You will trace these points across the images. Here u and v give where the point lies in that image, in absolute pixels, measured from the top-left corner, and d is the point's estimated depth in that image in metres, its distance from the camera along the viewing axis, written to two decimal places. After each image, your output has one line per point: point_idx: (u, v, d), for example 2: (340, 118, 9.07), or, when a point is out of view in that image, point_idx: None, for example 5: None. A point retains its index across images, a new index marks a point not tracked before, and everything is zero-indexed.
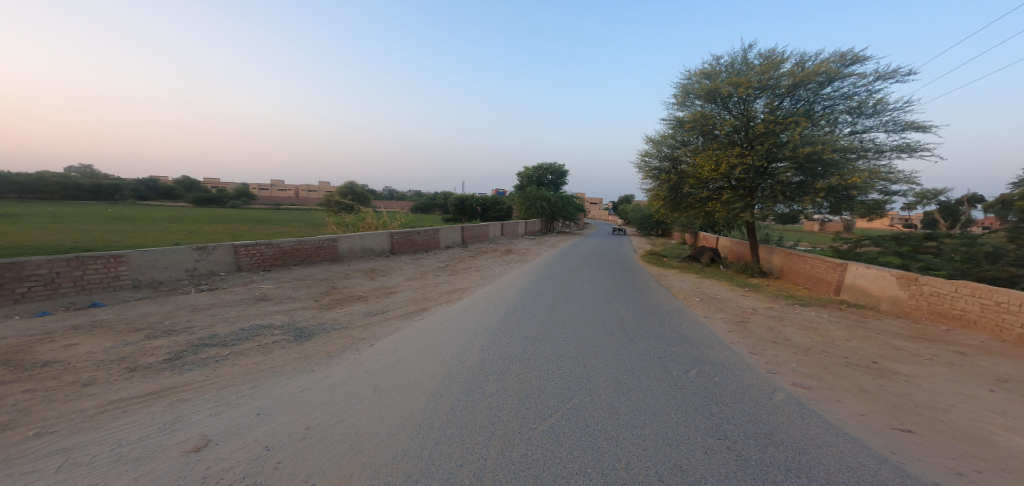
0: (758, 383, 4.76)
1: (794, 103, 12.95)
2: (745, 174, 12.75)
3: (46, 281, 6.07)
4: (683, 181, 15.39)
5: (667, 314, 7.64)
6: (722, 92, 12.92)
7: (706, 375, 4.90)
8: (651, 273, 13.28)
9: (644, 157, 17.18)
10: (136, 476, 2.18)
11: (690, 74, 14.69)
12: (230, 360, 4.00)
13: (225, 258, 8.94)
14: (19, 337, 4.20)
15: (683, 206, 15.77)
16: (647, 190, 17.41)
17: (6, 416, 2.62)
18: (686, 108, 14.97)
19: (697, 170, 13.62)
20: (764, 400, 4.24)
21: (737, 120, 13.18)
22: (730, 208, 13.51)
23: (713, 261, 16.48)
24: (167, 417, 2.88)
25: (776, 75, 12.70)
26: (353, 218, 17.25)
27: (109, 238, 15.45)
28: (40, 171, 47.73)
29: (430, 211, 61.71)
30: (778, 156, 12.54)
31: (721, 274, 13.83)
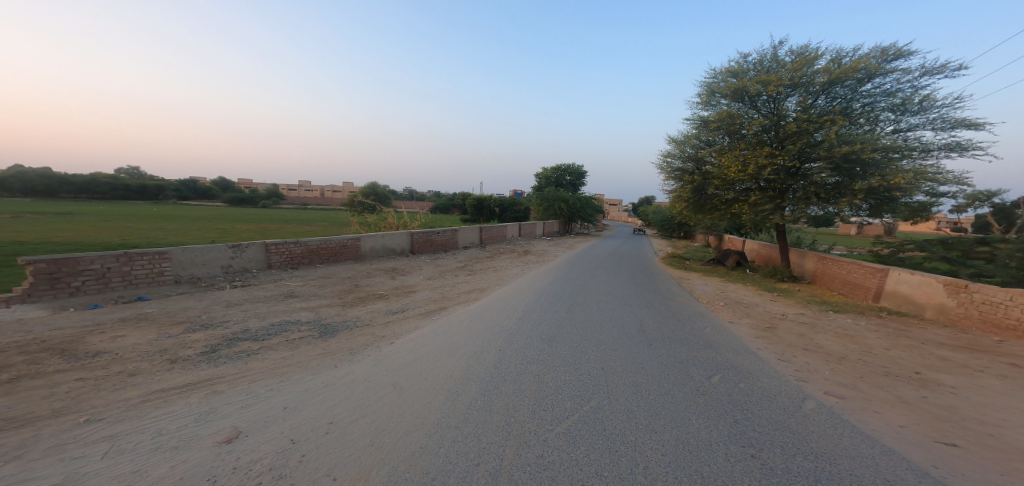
0: (787, 391, 4.57)
1: (830, 101, 12.22)
2: (775, 175, 12.16)
3: (98, 276, 6.56)
4: (708, 182, 14.87)
5: (690, 318, 7.43)
6: (750, 91, 12.39)
7: (730, 382, 4.75)
8: (673, 276, 12.93)
9: (666, 157, 16.74)
10: (173, 465, 2.34)
11: (716, 72, 14.16)
12: (260, 355, 4.21)
13: (257, 256, 9.39)
14: (74, 328, 4.58)
15: (707, 208, 15.24)
16: (670, 191, 16.94)
17: (61, 403, 2.87)
18: (711, 108, 14.43)
19: (723, 171, 13.11)
20: (793, 408, 4.08)
21: (767, 120, 12.58)
22: (759, 210, 12.93)
23: (739, 265, 15.92)
24: (202, 407, 3.07)
25: (809, 72, 12.03)
26: (375, 218, 17.71)
27: (154, 236, 16.42)
28: (94, 174, 51.74)
29: (449, 212, 62.52)
30: (812, 156, 11.88)
31: (748, 278, 13.29)
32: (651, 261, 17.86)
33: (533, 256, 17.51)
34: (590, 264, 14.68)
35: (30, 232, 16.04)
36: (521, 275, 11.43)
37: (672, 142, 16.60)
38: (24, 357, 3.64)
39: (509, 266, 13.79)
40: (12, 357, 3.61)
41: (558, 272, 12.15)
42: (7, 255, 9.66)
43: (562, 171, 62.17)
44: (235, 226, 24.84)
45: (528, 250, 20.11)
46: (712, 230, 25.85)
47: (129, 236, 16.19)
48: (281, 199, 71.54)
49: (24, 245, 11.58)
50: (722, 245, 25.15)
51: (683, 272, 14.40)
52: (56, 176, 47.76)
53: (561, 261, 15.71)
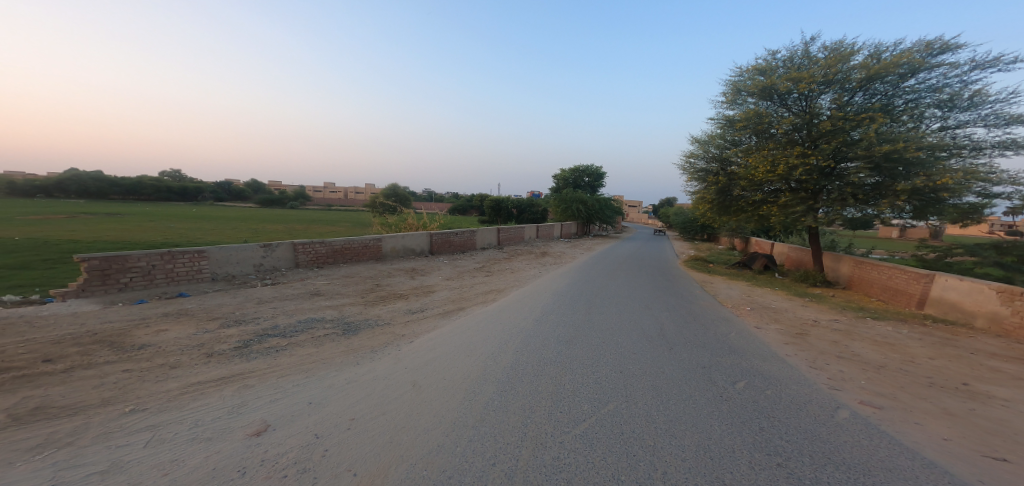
0: (817, 400, 4.37)
1: (868, 98, 11.46)
2: (807, 175, 11.54)
3: (144, 273, 7.04)
4: (734, 182, 14.30)
5: (714, 323, 7.21)
6: (780, 89, 11.84)
7: (756, 389, 4.58)
8: (697, 279, 12.55)
9: (689, 158, 16.28)
10: (207, 455, 2.51)
11: (742, 70, 13.62)
12: (287, 351, 4.41)
13: (286, 255, 9.81)
14: (122, 322, 4.95)
15: (733, 209, 14.68)
16: (694, 192, 16.43)
17: (110, 393, 3.12)
18: (737, 107, 13.89)
19: (751, 171, 12.56)
20: (823, 417, 3.90)
21: (799, 118, 11.97)
22: (789, 211, 12.33)
23: (768, 268, 15.22)
24: (234, 400, 3.25)
25: (844, 68, 11.35)
26: (396, 219, 18.14)
27: (192, 236, 17.39)
28: (140, 178, 55.57)
29: (466, 214, 63.16)
30: (849, 156, 11.19)
31: (778, 282, 12.72)
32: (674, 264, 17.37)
33: (551, 258, 17.38)
34: (610, 266, 14.48)
35: (84, 231, 17.22)
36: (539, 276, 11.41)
37: (696, 142, 16.10)
38: (78, 348, 3.97)
39: (527, 267, 13.80)
40: (68, 348, 3.94)
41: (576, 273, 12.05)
42: (64, 253, 10.47)
43: (581, 171, 60.97)
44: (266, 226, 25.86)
45: (546, 252, 20.00)
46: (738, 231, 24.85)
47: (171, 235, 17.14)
48: (308, 200, 74.33)
49: (79, 244, 12.53)
50: (749, 248, 24.14)
51: (708, 275, 13.91)
52: (104, 180, 51.69)
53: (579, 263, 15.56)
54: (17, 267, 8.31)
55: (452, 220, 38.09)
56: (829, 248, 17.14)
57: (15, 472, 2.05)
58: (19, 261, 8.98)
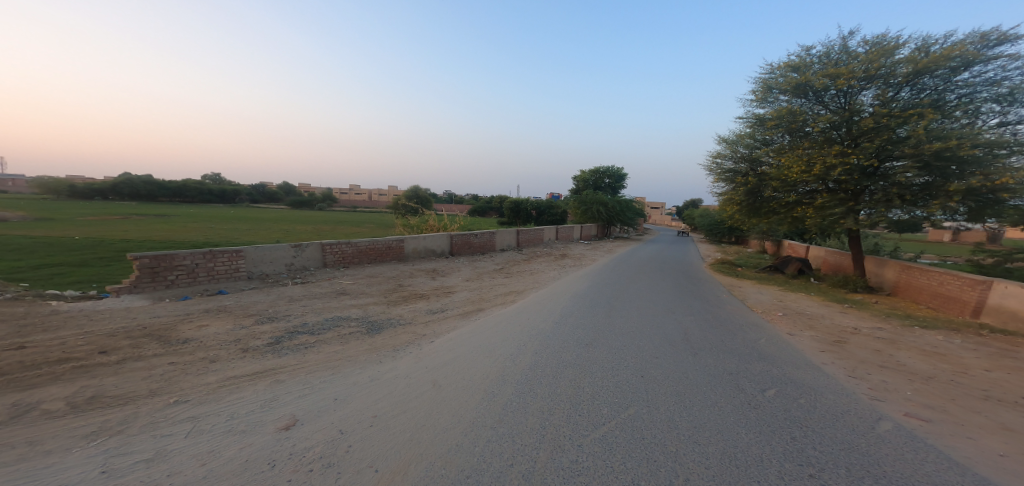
0: (856, 410, 4.11)
1: (916, 93, 10.59)
2: (846, 176, 10.82)
3: (188, 270, 7.55)
4: (766, 183, 13.65)
5: (742, 328, 6.93)
6: (815, 86, 11.23)
7: (788, 396, 4.39)
8: (724, 283, 12.07)
9: (716, 159, 15.73)
10: (241, 447, 2.68)
11: (774, 67, 13.04)
12: (316, 348, 4.62)
13: (315, 256, 10.23)
14: (169, 317, 5.35)
15: (764, 212, 13.99)
16: (721, 193, 15.82)
17: (158, 384, 3.38)
18: (767, 105, 13.34)
19: (784, 171, 11.93)
20: (863, 429, 3.67)
21: (837, 116, 11.26)
22: (825, 214, 11.58)
23: (802, 273, 14.43)
24: (267, 395, 3.45)
25: (888, 63, 10.59)
26: (417, 221, 18.54)
27: (230, 236, 18.44)
28: (185, 182, 59.54)
29: (486, 215, 63.47)
30: (894, 154, 10.40)
31: (814, 287, 12.01)
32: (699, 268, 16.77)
33: (571, 260, 17.23)
34: (633, 268, 14.18)
35: (134, 231, 18.57)
36: (559, 278, 11.36)
37: (723, 142, 15.54)
38: (130, 341, 4.33)
39: (547, 269, 13.74)
40: (121, 341, 4.30)
41: (597, 276, 11.89)
42: (118, 252, 11.36)
43: (602, 172, 59.85)
44: (296, 227, 26.99)
45: (566, 254, 19.81)
46: (768, 235, 23.69)
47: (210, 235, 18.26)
48: (335, 202, 77.04)
49: (130, 243, 13.55)
50: (782, 252, 22.97)
51: (736, 279, 13.34)
52: (153, 183, 55.77)
53: (600, 265, 15.35)
54: (78, 264, 9.10)
55: (472, 221, 38.45)
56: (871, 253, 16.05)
57: (75, 455, 2.25)
58: (79, 259, 9.82)
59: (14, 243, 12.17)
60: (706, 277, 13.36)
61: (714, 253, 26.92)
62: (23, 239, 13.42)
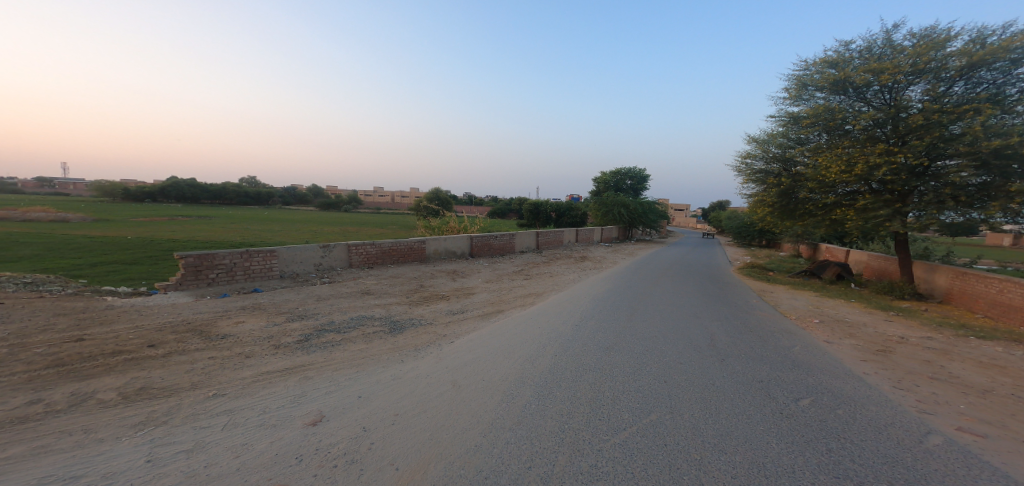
0: (902, 423, 3.82)
1: (970, 88, 9.86)
2: (893, 175, 10.05)
3: (227, 269, 8.03)
4: (801, 184, 12.89)
5: (774, 335, 6.61)
6: (857, 81, 10.56)
7: (823, 407, 4.14)
8: (755, 288, 11.53)
9: (744, 159, 15.02)
10: (272, 441, 2.83)
11: (809, 63, 12.40)
12: (341, 346, 4.81)
13: (342, 256, 10.62)
14: (210, 313, 5.72)
15: (798, 214, 13.21)
16: (750, 195, 15.07)
17: (199, 378, 3.63)
18: (802, 103, 12.67)
19: (821, 171, 11.19)
20: (910, 442, 3.40)
21: (881, 112, 10.53)
22: (868, 217, 10.76)
23: (841, 278, 13.55)
24: (296, 390, 3.63)
25: (939, 56, 9.89)
26: (438, 223, 18.86)
27: (263, 236, 19.40)
28: (225, 184, 63.22)
29: (506, 217, 63.63)
30: (947, 153, 9.60)
31: (855, 294, 11.25)
32: (727, 272, 16.08)
33: (592, 262, 16.96)
34: (657, 271, 13.80)
35: (178, 232, 19.87)
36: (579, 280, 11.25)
37: (753, 142, 14.80)
38: (176, 336, 4.67)
39: (567, 271, 13.62)
40: (167, 336, 4.64)
41: (619, 279, 11.68)
42: (164, 251, 12.20)
43: (624, 174, 58.68)
44: (322, 228, 28.12)
45: (587, 256, 19.55)
46: (803, 239, 22.44)
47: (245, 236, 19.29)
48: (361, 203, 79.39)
49: (174, 243, 14.53)
50: (818, 255, 21.68)
51: (767, 284, 12.70)
52: (196, 185, 59.58)
53: (622, 268, 15.05)
54: (129, 263, 9.85)
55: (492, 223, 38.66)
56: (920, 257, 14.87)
57: (125, 444, 2.46)
58: (131, 258, 10.62)
59: (75, 243, 13.30)
60: (735, 281, 12.81)
61: (742, 257, 25.82)
62: (82, 239, 14.63)
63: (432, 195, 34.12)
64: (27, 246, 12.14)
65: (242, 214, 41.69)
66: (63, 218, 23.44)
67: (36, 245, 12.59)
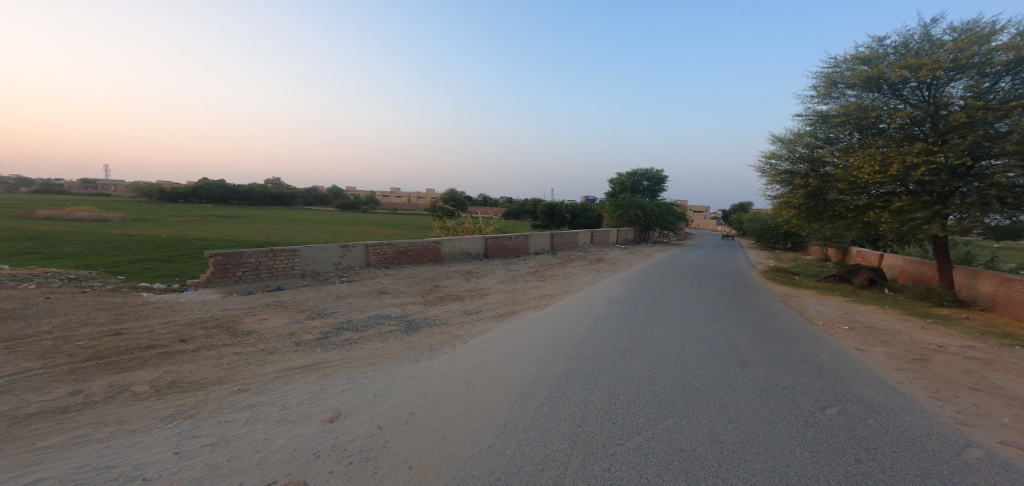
0: (938, 434, 3.60)
1: (1019, 83, 9.23)
2: (932, 176, 9.46)
3: (253, 267, 8.36)
4: (830, 185, 12.31)
5: (800, 341, 6.35)
6: (892, 78, 10.04)
7: (852, 415, 3.94)
8: (779, 292, 11.10)
9: (769, 159, 14.49)
10: (291, 437, 2.93)
11: (839, 60, 11.88)
12: (358, 344, 4.93)
13: (360, 256, 10.87)
14: (236, 310, 5.97)
15: (827, 216, 12.63)
16: (775, 196, 14.52)
17: (225, 372, 3.80)
18: (831, 101, 12.14)
19: (852, 172, 10.65)
20: (947, 454, 3.20)
21: (919, 109, 9.96)
22: (905, 220, 10.16)
23: (874, 283, 12.89)
24: (315, 387, 3.74)
25: (984, 50, 9.31)
26: (453, 224, 19.04)
27: (286, 236, 20.08)
28: (251, 185, 65.74)
29: (520, 218, 63.68)
30: (992, 152, 8.99)
31: (888, 300, 10.66)
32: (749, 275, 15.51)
33: (607, 264, 16.75)
34: (675, 274, 13.49)
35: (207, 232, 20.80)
36: (595, 282, 11.13)
37: (778, 141, 14.28)
38: (204, 331, 4.90)
39: (582, 273, 13.51)
40: (197, 331, 4.88)
41: (635, 281, 11.48)
42: (195, 249, 12.80)
43: (640, 175, 57.73)
44: (340, 228, 28.98)
45: (603, 258, 19.30)
46: (830, 241, 21.48)
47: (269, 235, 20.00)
48: (380, 204, 81.01)
49: (204, 242, 15.21)
50: (848, 259, 20.71)
51: (792, 289, 12.19)
52: (225, 186, 62.26)
53: (640, 270, 14.78)
54: (163, 261, 10.37)
55: (507, 224, 38.67)
56: (961, 263, 13.99)
57: (155, 436, 2.59)
58: (164, 256, 11.19)
59: (115, 241, 14.13)
60: (758, 285, 12.37)
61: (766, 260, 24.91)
62: (121, 237, 15.51)
63: (447, 196, 34.66)
64: (73, 244, 12.97)
65: (266, 214, 43.23)
66: (104, 218, 24.91)
67: (80, 242, 13.43)
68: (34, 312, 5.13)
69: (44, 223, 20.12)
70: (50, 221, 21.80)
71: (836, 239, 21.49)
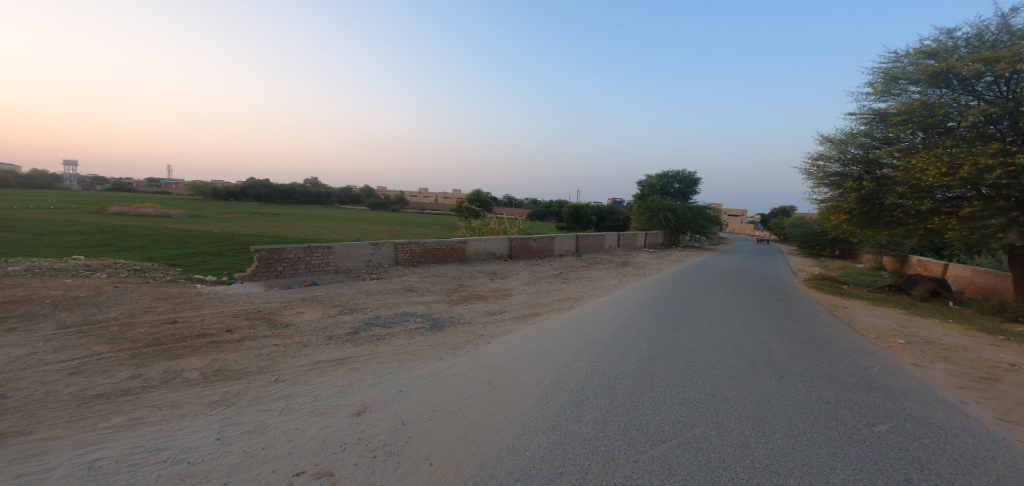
0: (1009, 458, 3.21)
1: None
2: (1011, 178, 8.38)
3: (292, 262, 8.87)
4: (887, 188, 11.26)
5: (846, 353, 5.89)
6: (963, 71, 9.05)
7: (905, 433, 3.60)
8: (825, 302, 10.32)
9: (817, 161, 13.49)
10: (321, 428, 3.10)
11: (901, 54, 10.90)
12: (386, 340, 5.11)
13: (390, 254, 11.23)
14: (276, 302, 6.37)
15: (883, 223, 11.54)
16: (822, 200, 13.49)
17: (265, 362, 4.07)
18: (891, 99, 11.16)
19: (915, 174, 9.62)
20: (1018, 480, 2.85)
21: (997, 105, 8.90)
22: (977, 227, 9.05)
23: (937, 294, 11.71)
24: (344, 380, 3.93)
25: None
26: (479, 225, 19.21)
27: (321, 233, 21.08)
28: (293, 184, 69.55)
29: (546, 219, 63.32)
30: None
31: (955, 313, 9.62)
32: (792, 283, 14.49)
33: (635, 268, 16.30)
34: (709, 280, 12.87)
35: (251, 228, 22.23)
36: (621, 286, 10.87)
37: (827, 142, 13.28)
38: (248, 322, 5.28)
39: (608, 276, 13.21)
40: (241, 321, 5.27)
41: (665, 286, 11.10)
42: (242, 244, 13.77)
43: (671, 177, 55.52)
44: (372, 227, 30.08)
45: (631, 262, 18.79)
46: (885, 249, 19.69)
47: (306, 232, 21.07)
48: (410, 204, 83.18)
49: (250, 237, 16.29)
50: (906, 269, 18.91)
51: (840, 299, 11.28)
52: (270, 185, 66.36)
53: (670, 275, 14.24)
54: (213, 255, 11.21)
55: (534, 225, 38.48)
56: None
57: (201, 420, 2.83)
58: (213, 250, 12.07)
59: (174, 236, 15.44)
60: (802, 294, 11.57)
61: (810, 268, 23.19)
62: (179, 232, 16.93)
63: (474, 196, 35.05)
64: (138, 237, 14.30)
65: (305, 212, 45.56)
66: (165, 214, 27.25)
67: (145, 236, 14.80)
68: (106, 300, 5.72)
69: (115, 219, 22.30)
70: (120, 217, 24.15)
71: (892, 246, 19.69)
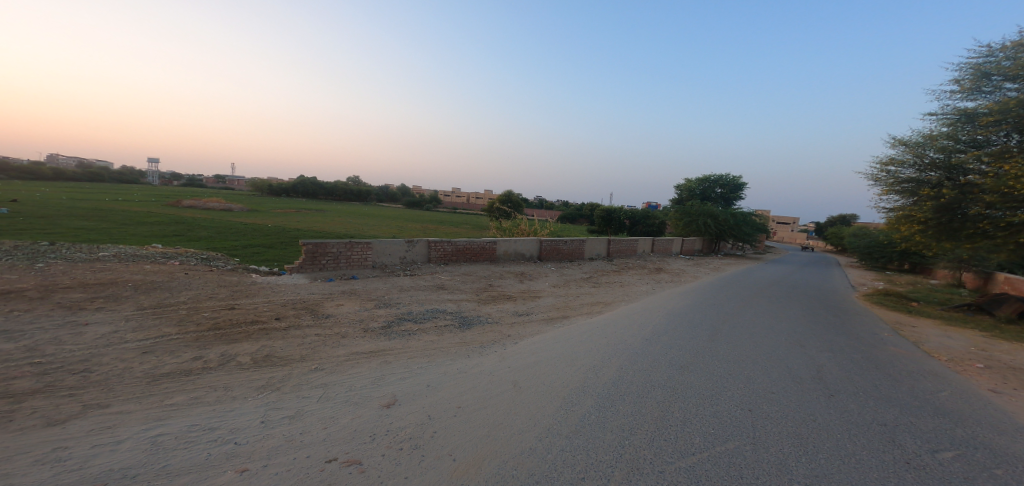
0: None
1: None
2: None
3: (334, 256, 9.42)
4: (971, 197, 9.92)
5: (911, 375, 5.29)
6: None
7: (980, 463, 3.18)
8: (890, 319, 9.30)
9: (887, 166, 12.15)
10: (353, 417, 3.27)
11: (997, 46, 9.57)
12: (416, 336, 5.30)
13: (423, 252, 11.58)
14: (318, 294, 6.81)
15: (965, 235, 10.15)
16: (891, 210, 12.13)
17: (306, 351, 4.37)
18: (982, 96, 9.84)
19: (1007, 181, 8.34)
20: None
21: None
22: None
23: None
24: (376, 373, 4.12)
25: None
26: (509, 226, 19.29)
27: (362, 230, 22.13)
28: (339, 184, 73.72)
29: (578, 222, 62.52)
30: None
31: None
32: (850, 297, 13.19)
33: (671, 275, 15.63)
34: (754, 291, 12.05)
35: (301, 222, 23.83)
36: (655, 292, 10.50)
37: (900, 146, 11.95)
38: (294, 311, 5.69)
39: (642, 282, 12.78)
40: (288, 311, 5.70)
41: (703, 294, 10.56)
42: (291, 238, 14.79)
43: (711, 182, 52.30)
44: (408, 225, 31.13)
45: (667, 268, 18.03)
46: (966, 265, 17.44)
47: (346, 228, 22.20)
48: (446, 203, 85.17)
49: (298, 232, 17.44)
50: (991, 287, 16.58)
51: (908, 317, 10.11)
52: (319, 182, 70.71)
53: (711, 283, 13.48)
54: (265, 247, 12.13)
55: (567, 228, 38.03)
56: None
57: (249, 403, 3.10)
58: (266, 243, 13.07)
59: (233, 228, 16.87)
60: (860, 309, 10.53)
61: (873, 282, 21.08)
62: (238, 225, 18.49)
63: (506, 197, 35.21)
64: (204, 229, 15.81)
65: (350, 210, 48.24)
66: (228, 208, 29.96)
67: (210, 228, 16.31)
68: (177, 285, 6.40)
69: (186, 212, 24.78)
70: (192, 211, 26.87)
71: (975, 260, 17.38)
